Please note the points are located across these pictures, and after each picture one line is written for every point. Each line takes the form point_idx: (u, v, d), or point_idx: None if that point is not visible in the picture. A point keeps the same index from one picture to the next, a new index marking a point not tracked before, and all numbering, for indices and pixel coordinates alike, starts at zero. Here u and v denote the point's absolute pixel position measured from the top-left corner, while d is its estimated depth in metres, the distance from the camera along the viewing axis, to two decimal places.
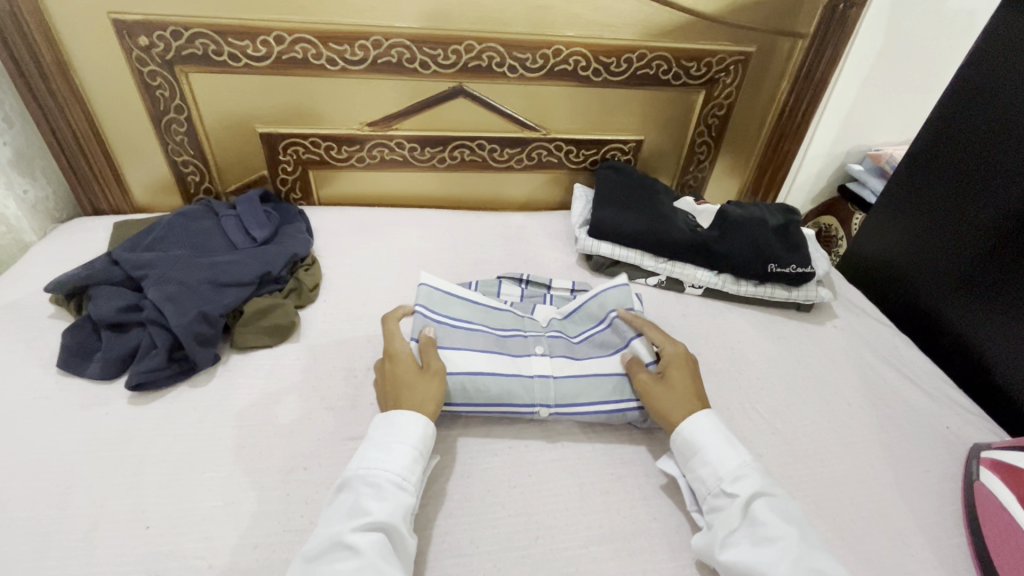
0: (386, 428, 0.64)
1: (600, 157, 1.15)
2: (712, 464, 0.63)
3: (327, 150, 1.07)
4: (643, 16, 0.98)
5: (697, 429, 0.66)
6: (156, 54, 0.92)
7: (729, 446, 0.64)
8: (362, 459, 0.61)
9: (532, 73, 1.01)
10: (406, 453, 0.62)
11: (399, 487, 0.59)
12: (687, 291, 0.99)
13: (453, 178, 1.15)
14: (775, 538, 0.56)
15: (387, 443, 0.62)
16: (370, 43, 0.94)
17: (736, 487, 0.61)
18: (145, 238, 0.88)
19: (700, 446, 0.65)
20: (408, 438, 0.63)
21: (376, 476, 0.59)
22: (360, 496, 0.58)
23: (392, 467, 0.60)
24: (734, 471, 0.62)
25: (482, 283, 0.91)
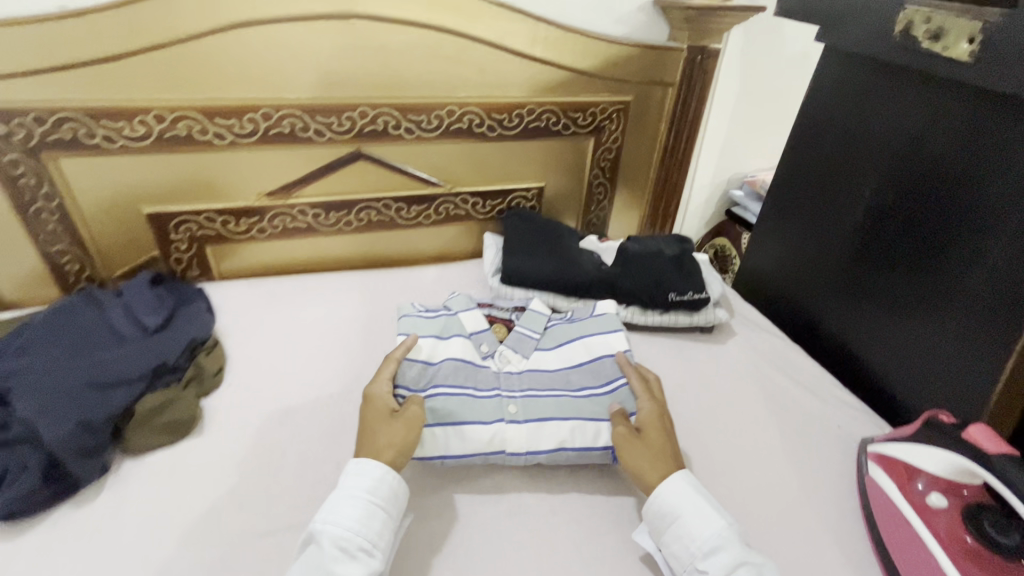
0: (357, 476, 0.63)
1: (506, 206, 1.19)
2: (685, 538, 0.62)
3: (223, 225, 1.03)
4: (528, 75, 1.04)
5: (669, 499, 0.64)
6: (17, 142, 0.85)
7: (708, 515, 0.63)
8: (324, 516, 0.60)
9: (429, 133, 1.04)
10: (371, 509, 0.61)
11: (365, 551, 0.58)
12: None
13: (363, 240, 1.14)
14: None
15: (352, 496, 0.61)
16: (260, 116, 0.93)
17: (708, 563, 0.60)
18: (13, 340, 0.80)
19: (676, 517, 0.63)
20: (374, 492, 0.62)
21: (339, 535, 0.58)
22: (326, 559, 0.56)
23: (361, 529, 0.59)
24: (709, 544, 0.61)
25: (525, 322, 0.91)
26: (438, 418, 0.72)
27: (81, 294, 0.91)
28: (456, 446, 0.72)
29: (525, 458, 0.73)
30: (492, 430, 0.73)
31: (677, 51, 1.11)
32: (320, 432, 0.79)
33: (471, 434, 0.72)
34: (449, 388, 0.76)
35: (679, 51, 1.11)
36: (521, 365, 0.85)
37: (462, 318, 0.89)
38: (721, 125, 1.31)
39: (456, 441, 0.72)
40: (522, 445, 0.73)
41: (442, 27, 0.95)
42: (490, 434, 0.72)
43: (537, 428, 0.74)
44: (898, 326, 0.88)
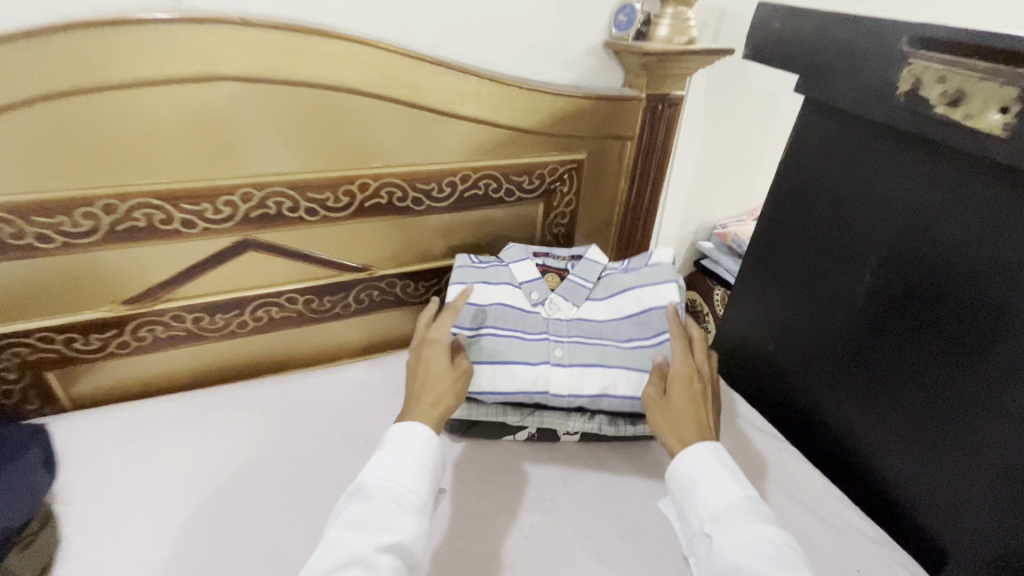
0: (403, 436, 0.64)
1: (444, 286, 1.00)
2: (696, 500, 0.64)
3: (66, 343, 0.79)
4: (458, 137, 0.86)
5: (682, 470, 0.66)
6: None
7: (724, 481, 0.64)
8: (376, 473, 0.60)
9: (337, 213, 0.83)
10: (422, 470, 0.61)
11: (415, 508, 0.58)
12: (562, 438, 0.85)
13: (265, 340, 0.91)
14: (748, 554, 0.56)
15: (406, 454, 0.62)
16: (101, 209, 0.71)
17: (711, 524, 0.61)
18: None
19: (690, 480, 0.65)
20: (424, 455, 0.63)
21: (391, 488, 0.58)
22: (381, 510, 0.56)
23: (412, 485, 0.59)
24: (716, 510, 0.62)
25: (580, 267, 0.90)
26: (486, 356, 0.79)
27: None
28: (498, 383, 0.79)
29: (567, 400, 0.79)
30: (537, 372, 0.79)
31: (636, 99, 0.94)
32: None
33: (516, 374, 0.78)
34: (500, 332, 0.82)
35: (638, 100, 0.95)
36: (571, 313, 0.87)
37: (513, 267, 0.90)
38: (687, 174, 1.16)
39: (502, 380, 0.78)
40: (563, 388, 0.79)
41: (342, 87, 0.75)
42: (534, 377, 0.79)
43: (578, 375, 0.80)
44: (912, 435, 0.74)
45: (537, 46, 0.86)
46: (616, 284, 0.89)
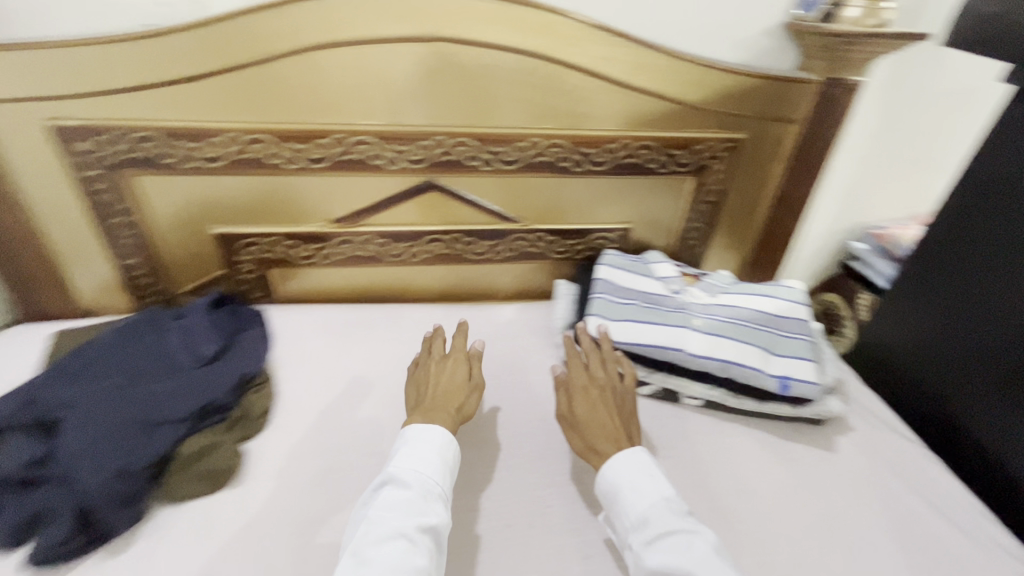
0: (419, 434, 0.71)
1: (585, 247, 1.07)
2: (624, 509, 0.66)
3: (288, 248, 0.98)
4: (625, 107, 0.92)
5: (605, 482, 0.69)
6: (99, 159, 0.85)
7: (641, 489, 0.67)
8: (406, 465, 0.67)
9: (508, 166, 0.94)
10: (447, 466, 0.69)
11: (443, 497, 0.66)
12: (683, 403, 0.89)
13: (428, 271, 1.06)
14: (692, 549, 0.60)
15: (429, 452, 0.69)
16: (333, 141, 0.87)
17: (647, 531, 0.63)
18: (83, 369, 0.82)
19: (615, 490, 0.68)
20: (445, 453, 0.70)
21: (421, 481, 0.66)
22: (416, 497, 0.63)
23: (434, 477, 0.67)
24: (642, 514, 0.64)
25: (716, 275, 1.00)
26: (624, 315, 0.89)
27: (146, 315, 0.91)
28: (632, 337, 0.86)
29: (698, 362, 0.84)
30: (673, 334, 0.86)
31: (808, 83, 0.93)
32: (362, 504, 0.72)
33: (652, 330, 0.86)
34: (641, 302, 0.92)
35: (810, 84, 0.94)
36: (707, 299, 0.94)
37: (655, 265, 1.01)
38: (848, 168, 1.11)
39: (637, 333, 0.86)
40: (698, 349, 0.84)
41: (534, 52, 0.84)
42: (669, 336, 0.85)
43: (713, 342, 0.85)
44: None
45: (715, 22, 0.89)
46: (747, 287, 0.95)
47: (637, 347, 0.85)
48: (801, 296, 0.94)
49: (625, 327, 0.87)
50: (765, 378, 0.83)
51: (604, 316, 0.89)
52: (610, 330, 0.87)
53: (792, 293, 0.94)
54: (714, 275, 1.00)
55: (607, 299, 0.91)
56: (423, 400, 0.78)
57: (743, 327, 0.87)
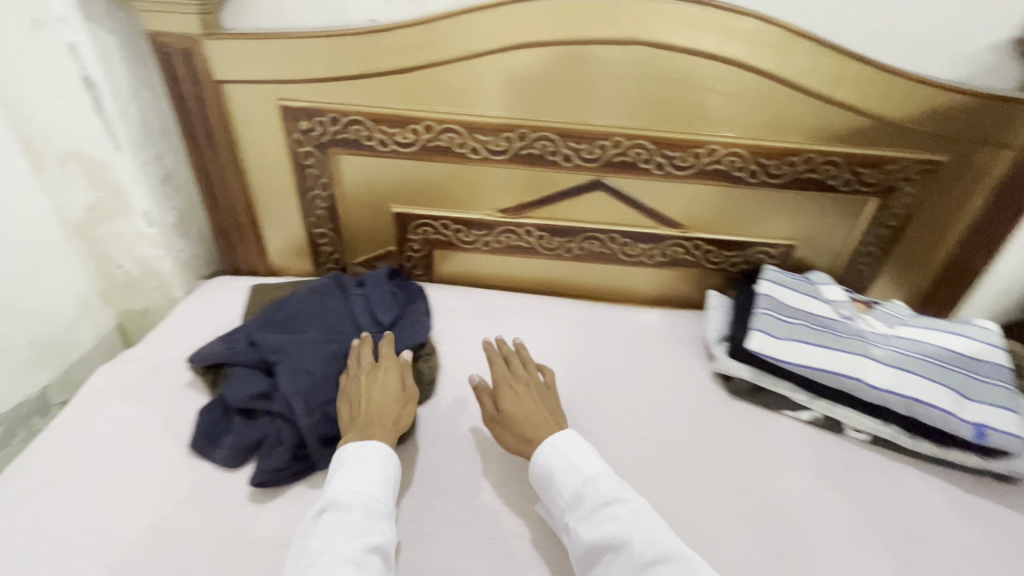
0: (357, 450, 0.70)
1: (742, 261, 1.05)
2: (556, 484, 0.70)
3: (455, 232, 1.05)
4: (816, 119, 0.88)
5: (540, 464, 0.72)
6: (313, 138, 0.95)
7: (573, 468, 0.70)
8: (348, 483, 0.67)
9: (680, 171, 0.94)
10: (382, 480, 0.69)
11: (385, 514, 0.66)
12: (847, 435, 0.85)
13: (578, 268, 1.09)
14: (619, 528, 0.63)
15: (373, 469, 0.69)
16: (516, 135, 0.92)
17: (582, 504, 0.67)
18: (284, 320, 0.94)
19: (549, 469, 0.71)
20: (384, 469, 0.70)
21: (364, 500, 0.65)
22: (358, 517, 0.63)
23: (371, 493, 0.67)
24: (579, 490, 0.68)
25: (891, 305, 0.93)
26: (794, 335, 0.86)
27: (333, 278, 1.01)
28: (804, 359, 0.83)
29: (878, 395, 0.80)
30: (850, 361, 0.82)
31: None
32: (527, 484, 0.77)
33: (828, 356, 0.83)
34: (812, 324, 0.88)
35: None
36: (885, 330, 0.88)
37: (822, 287, 0.96)
38: None
39: (811, 356, 0.83)
40: (880, 382, 0.81)
41: (733, 60, 0.83)
42: (847, 364, 0.82)
43: (897, 376, 0.81)
44: None
45: (935, 36, 0.83)
46: (931, 321, 0.88)
47: (810, 371, 0.83)
48: (997, 338, 0.86)
49: (796, 348, 0.84)
50: (958, 423, 0.77)
51: (774, 334, 0.86)
52: (780, 350, 0.85)
53: (984, 334, 0.86)
54: (887, 304, 0.94)
55: (775, 316, 0.88)
56: (362, 412, 0.75)
57: (932, 365, 0.82)
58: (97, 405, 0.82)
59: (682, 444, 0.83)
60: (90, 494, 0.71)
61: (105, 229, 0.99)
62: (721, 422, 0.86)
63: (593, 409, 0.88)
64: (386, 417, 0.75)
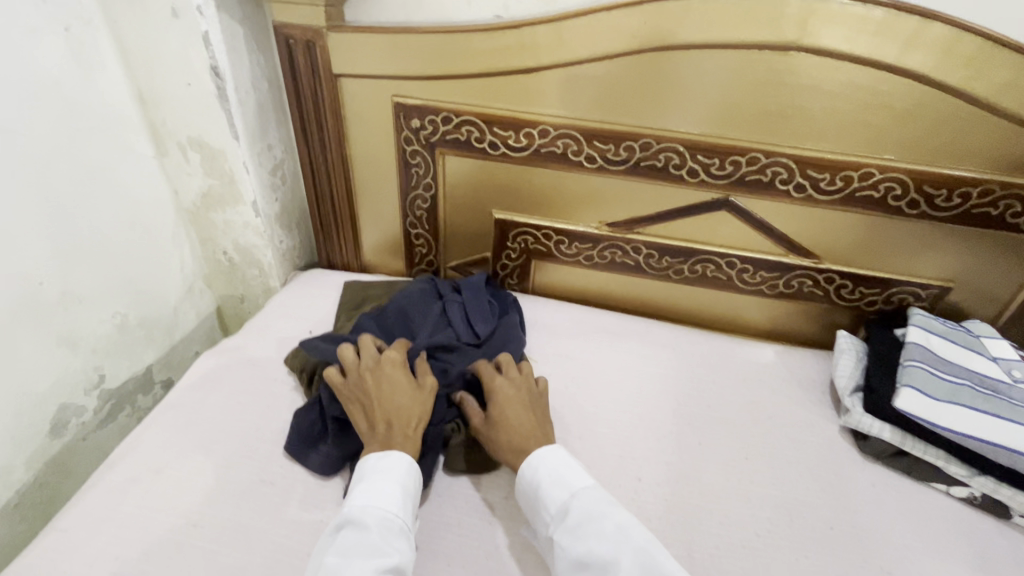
0: (374, 464, 0.66)
1: (880, 300, 0.92)
2: (541, 500, 0.65)
3: (557, 243, 0.99)
4: (1006, 146, 0.74)
5: (526, 478, 0.67)
6: (422, 136, 0.92)
7: (562, 481, 0.65)
8: (364, 499, 0.62)
9: (823, 195, 0.83)
10: (403, 495, 0.64)
11: (405, 532, 0.61)
12: (1014, 521, 0.72)
13: (686, 292, 1.00)
14: (605, 547, 0.57)
15: (392, 483, 0.64)
16: (639, 145, 0.84)
17: (566, 522, 0.62)
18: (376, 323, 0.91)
19: (535, 483, 0.66)
20: (404, 482, 0.65)
21: (380, 517, 0.60)
22: (375, 536, 0.58)
23: (390, 508, 0.62)
24: (564, 505, 0.63)
25: None
26: (954, 398, 0.74)
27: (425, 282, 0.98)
28: (969, 429, 0.71)
29: None
30: None
31: None
32: None
33: (999, 428, 0.70)
34: (976, 386, 0.75)
35: None
36: None
37: (986, 341, 0.82)
38: None
39: (977, 425, 0.71)
40: None
41: (911, 71, 0.71)
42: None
43: None
44: None
45: None
46: None
47: (974, 443, 0.71)
48: None
49: (958, 415, 0.72)
50: None
51: (929, 395, 0.74)
52: (938, 414, 0.73)
53: None
54: None
55: (930, 372, 0.76)
56: (375, 419, 0.70)
57: None
58: (198, 394, 0.82)
59: (810, 509, 0.73)
60: (192, 486, 0.70)
61: (215, 216, 1.00)
62: (855, 488, 0.75)
63: (703, 454, 0.79)
64: (402, 424, 0.70)
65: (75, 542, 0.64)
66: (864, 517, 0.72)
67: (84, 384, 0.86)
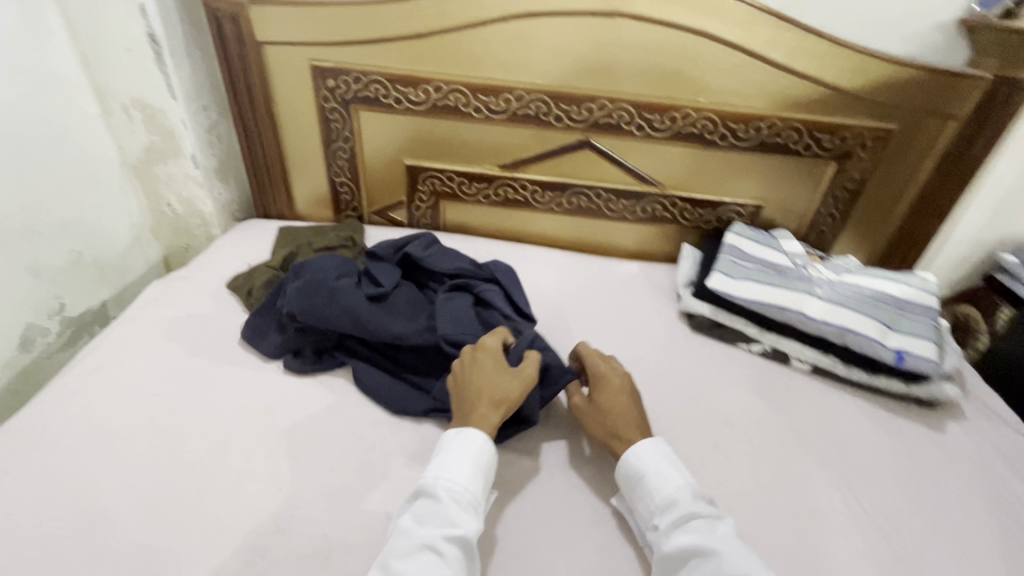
0: (455, 440, 0.70)
1: (714, 219, 1.16)
2: (646, 493, 0.69)
3: (459, 185, 1.19)
4: (780, 88, 0.99)
5: (627, 465, 0.71)
6: (338, 95, 1.10)
7: (669, 477, 0.69)
8: (439, 472, 0.67)
9: (658, 133, 1.06)
10: (474, 470, 0.67)
11: (473, 504, 0.65)
12: (792, 365, 0.96)
13: (568, 222, 1.22)
14: (712, 544, 0.62)
15: (462, 458, 0.68)
16: (514, 97, 1.05)
17: (665, 514, 0.66)
18: (420, 318, 0.90)
19: (640, 474, 0.70)
20: (476, 458, 0.68)
21: (451, 490, 0.65)
22: (445, 507, 0.63)
23: (461, 481, 0.66)
24: (666, 499, 0.67)
25: (841, 260, 1.05)
26: (748, 277, 0.98)
27: (449, 265, 0.98)
28: (756, 297, 0.95)
29: (816, 326, 0.92)
30: (793, 298, 0.94)
31: (977, 79, 0.94)
32: None
33: (774, 293, 0.95)
34: (765, 268, 1.00)
35: (979, 80, 0.94)
36: (830, 277, 1.00)
37: (782, 242, 1.07)
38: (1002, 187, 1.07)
39: (760, 293, 0.95)
40: (818, 315, 0.92)
41: (704, 31, 0.95)
42: (791, 299, 0.94)
43: (834, 310, 0.92)
44: None
45: (885, 16, 0.94)
46: (871, 272, 1.00)
47: (758, 306, 0.95)
48: (930, 288, 0.97)
49: (750, 289, 0.96)
50: (881, 349, 0.88)
51: (731, 276, 0.98)
52: (736, 289, 0.97)
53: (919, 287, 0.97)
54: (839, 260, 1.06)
55: (733, 261, 1.00)
56: (466, 391, 0.76)
57: (866, 303, 0.93)
58: (150, 309, 0.97)
59: (646, 366, 0.95)
60: (148, 371, 0.85)
61: (158, 168, 1.14)
62: (683, 351, 0.98)
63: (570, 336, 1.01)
64: (488, 398, 0.75)
65: (49, 410, 0.78)
66: (688, 368, 0.95)
67: (46, 309, 1.01)
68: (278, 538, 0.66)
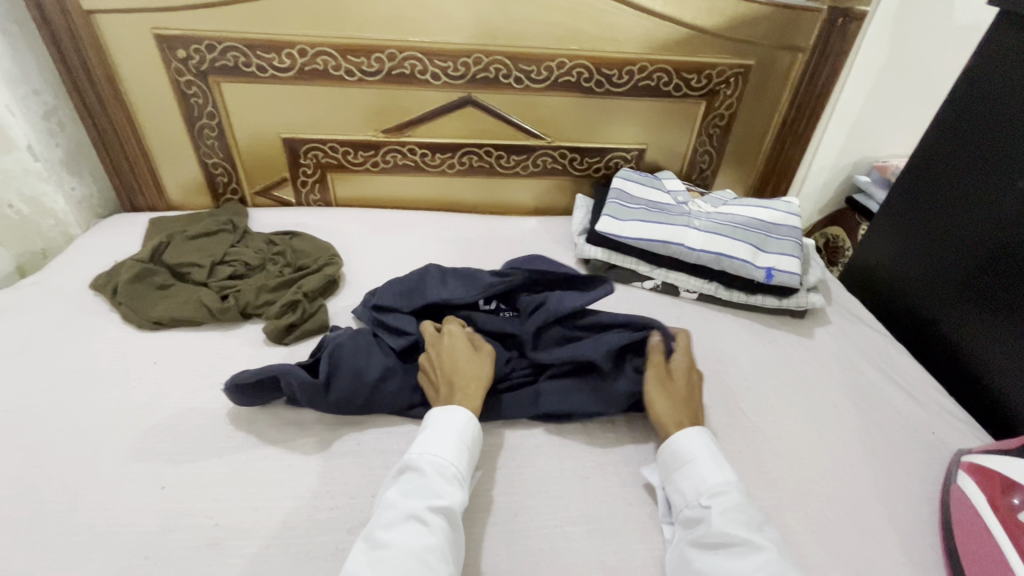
0: (440, 415, 0.66)
1: (604, 165, 1.20)
2: (695, 477, 0.65)
3: (345, 154, 1.14)
4: (644, 31, 1.02)
5: (682, 444, 0.67)
6: (192, 66, 1.01)
7: (717, 465, 0.65)
8: (422, 448, 0.63)
9: (536, 84, 1.06)
10: (461, 446, 0.64)
11: (458, 478, 0.61)
12: (682, 296, 1.03)
13: (464, 183, 1.20)
14: (755, 536, 0.58)
15: (448, 433, 0.64)
16: (386, 56, 1.01)
17: (712, 499, 0.62)
18: None
19: (689, 458, 0.66)
20: (464, 434, 0.65)
21: (438, 464, 0.61)
22: (432, 479, 0.59)
23: (447, 455, 0.62)
24: (714, 487, 0.63)
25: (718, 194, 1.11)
26: (634, 218, 1.02)
27: (471, 291, 0.84)
28: (643, 235, 1.00)
29: (697, 255, 0.99)
30: (676, 232, 1.00)
31: (815, 12, 1.02)
32: None
33: (658, 229, 1.00)
34: (649, 207, 1.04)
35: (816, 12, 1.02)
36: (708, 209, 1.06)
37: (665, 181, 1.12)
38: (850, 113, 1.17)
39: (646, 231, 1.00)
40: (698, 245, 0.99)
41: None
42: (674, 233, 1.00)
43: (711, 239, 0.99)
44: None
45: None
46: (743, 200, 1.07)
47: (644, 243, 1.00)
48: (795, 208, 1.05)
49: (638, 229, 1.00)
50: (752, 269, 0.97)
51: (619, 219, 1.02)
52: (625, 230, 1.00)
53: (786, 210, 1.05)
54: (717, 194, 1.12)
55: (620, 204, 1.04)
56: (441, 377, 0.72)
57: (739, 229, 1.00)
58: None
59: None
60: None
61: None
62: None
63: None
64: (471, 380, 0.71)
65: None
66: None
67: None
68: (165, 536, 0.61)
